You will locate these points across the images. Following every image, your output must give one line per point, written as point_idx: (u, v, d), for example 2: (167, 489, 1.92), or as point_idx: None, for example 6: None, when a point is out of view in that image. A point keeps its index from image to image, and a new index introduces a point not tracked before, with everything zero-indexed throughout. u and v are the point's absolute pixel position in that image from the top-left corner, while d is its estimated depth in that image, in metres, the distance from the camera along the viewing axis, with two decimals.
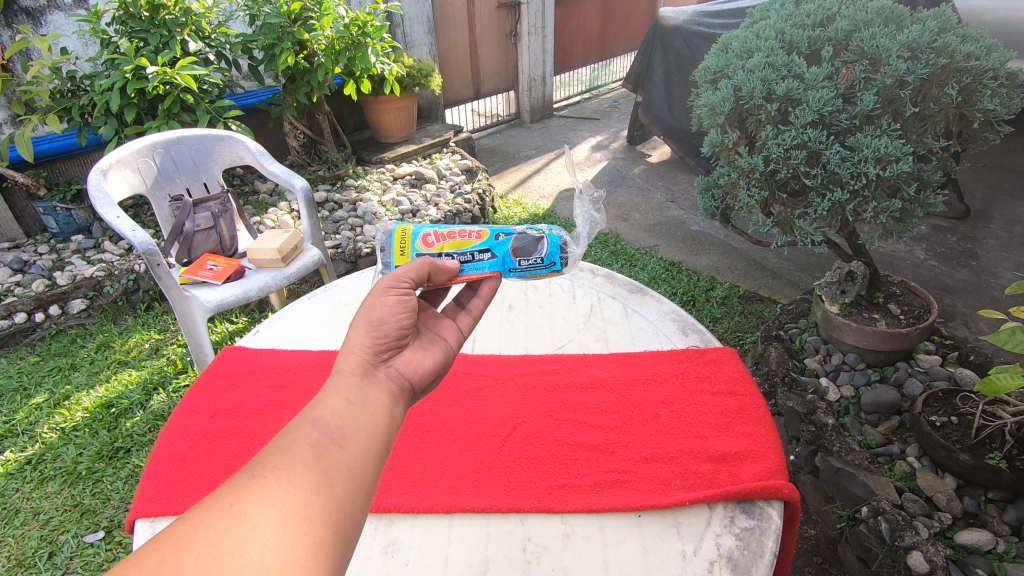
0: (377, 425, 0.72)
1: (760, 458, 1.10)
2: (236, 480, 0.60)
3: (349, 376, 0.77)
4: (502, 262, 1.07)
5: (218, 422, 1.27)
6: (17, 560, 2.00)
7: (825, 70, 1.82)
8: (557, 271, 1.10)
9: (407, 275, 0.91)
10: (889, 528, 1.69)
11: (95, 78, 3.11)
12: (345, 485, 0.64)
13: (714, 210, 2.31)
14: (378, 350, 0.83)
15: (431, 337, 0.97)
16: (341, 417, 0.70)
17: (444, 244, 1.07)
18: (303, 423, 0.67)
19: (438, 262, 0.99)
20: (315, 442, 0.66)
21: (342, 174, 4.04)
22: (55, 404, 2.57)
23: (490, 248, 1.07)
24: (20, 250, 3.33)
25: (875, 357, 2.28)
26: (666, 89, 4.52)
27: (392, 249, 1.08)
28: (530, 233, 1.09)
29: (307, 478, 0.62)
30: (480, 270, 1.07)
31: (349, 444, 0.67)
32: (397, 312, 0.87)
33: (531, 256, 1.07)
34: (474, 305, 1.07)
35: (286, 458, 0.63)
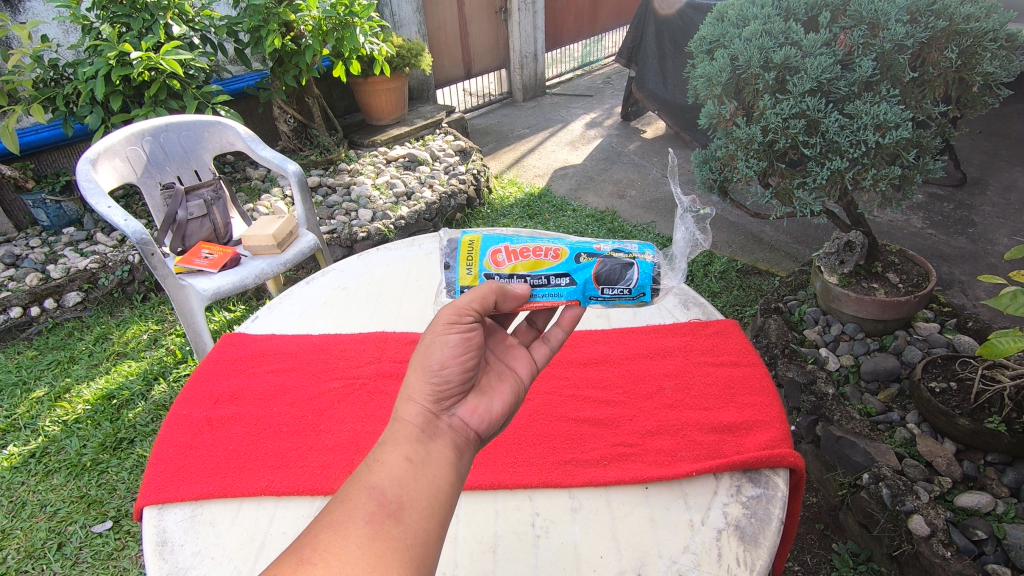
0: (438, 487, 0.72)
1: (764, 427, 1.10)
2: (286, 568, 0.60)
3: (411, 428, 0.78)
4: (582, 289, 1.03)
5: (220, 409, 1.26)
6: (26, 552, 2.01)
7: (823, 36, 1.79)
8: (644, 302, 1.06)
9: (470, 309, 0.88)
10: (890, 494, 1.72)
11: (78, 66, 3.04)
12: (402, 566, 0.64)
13: (712, 183, 2.29)
14: (440, 399, 0.83)
15: (499, 374, 0.96)
16: (399, 483, 0.70)
17: (518, 264, 1.03)
18: (359, 490, 0.68)
19: (506, 286, 0.95)
20: (370, 515, 0.66)
21: (335, 158, 4.00)
22: (55, 397, 2.56)
23: (570, 273, 1.02)
24: (11, 244, 3.30)
25: (874, 327, 2.29)
26: (660, 63, 4.45)
27: (460, 263, 1.05)
28: (620, 258, 1.04)
29: (362, 565, 0.62)
30: (556, 296, 1.04)
31: (406, 517, 0.67)
32: (459, 353, 0.86)
33: (619, 286, 1.02)
34: (554, 337, 1.05)
35: (339, 538, 0.63)
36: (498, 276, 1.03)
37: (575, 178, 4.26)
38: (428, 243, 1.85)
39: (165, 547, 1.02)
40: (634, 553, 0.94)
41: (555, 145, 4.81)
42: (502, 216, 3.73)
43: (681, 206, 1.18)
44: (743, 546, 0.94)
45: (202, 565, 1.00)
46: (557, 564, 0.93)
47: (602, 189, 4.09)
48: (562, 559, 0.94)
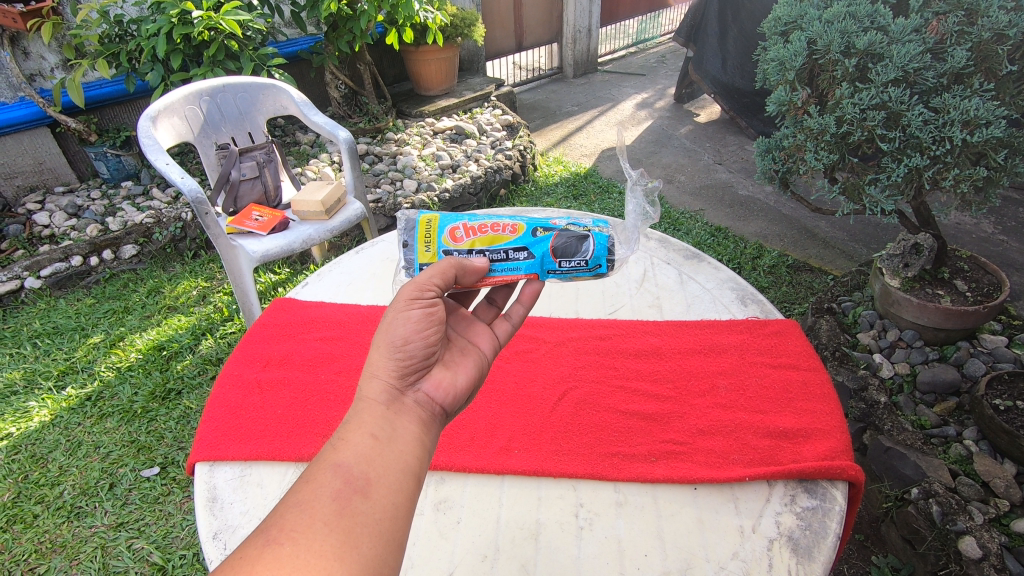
0: (407, 460, 0.70)
1: (824, 436, 1.05)
2: (250, 550, 0.57)
3: (376, 405, 0.75)
4: (539, 262, 1.01)
5: (270, 371, 1.28)
6: (81, 489, 2.13)
7: (913, 22, 1.66)
8: (601, 274, 1.04)
9: (431, 284, 0.87)
10: (941, 512, 1.64)
11: (141, 23, 3.10)
12: (373, 541, 0.62)
13: (773, 173, 2.18)
14: (404, 374, 0.80)
15: (463, 350, 0.94)
16: (366, 459, 0.68)
17: (476, 239, 1.00)
18: (325, 469, 0.66)
19: (464, 261, 0.94)
20: (338, 492, 0.64)
21: (382, 127, 4.00)
22: (110, 344, 2.68)
23: (527, 246, 1.01)
24: (74, 195, 3.43)
25: (935, 335, 2.17)
26: (720, 44, 4.26)
27: (417, 243, 1.01)
28: (573, 231, 1.03)
29: (328, 543, 0.60)
30: (515, 271, 1.02)
31: (374, 492, 0.65)
32: (422, 328, 0.84)
33: (573, 257, 1.01)
34: (516, 314, 1.04)
35: (305, 517, 0.61)
36: (457, 252, 1.00)
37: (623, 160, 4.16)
38: None
39: (215, 504, 1.05)
40: (680, 554, 0.91)
41: (604, 124, 4.69)
42: (546, 194, 3.67)
43: (631, 176, 1.12)
44: (796, 559, 0.91)
45: (250, 525, 1.02)
46: (601, 558, 0.92)
47: (650, 172, 3.99)
48: (606, 554, 0.92)
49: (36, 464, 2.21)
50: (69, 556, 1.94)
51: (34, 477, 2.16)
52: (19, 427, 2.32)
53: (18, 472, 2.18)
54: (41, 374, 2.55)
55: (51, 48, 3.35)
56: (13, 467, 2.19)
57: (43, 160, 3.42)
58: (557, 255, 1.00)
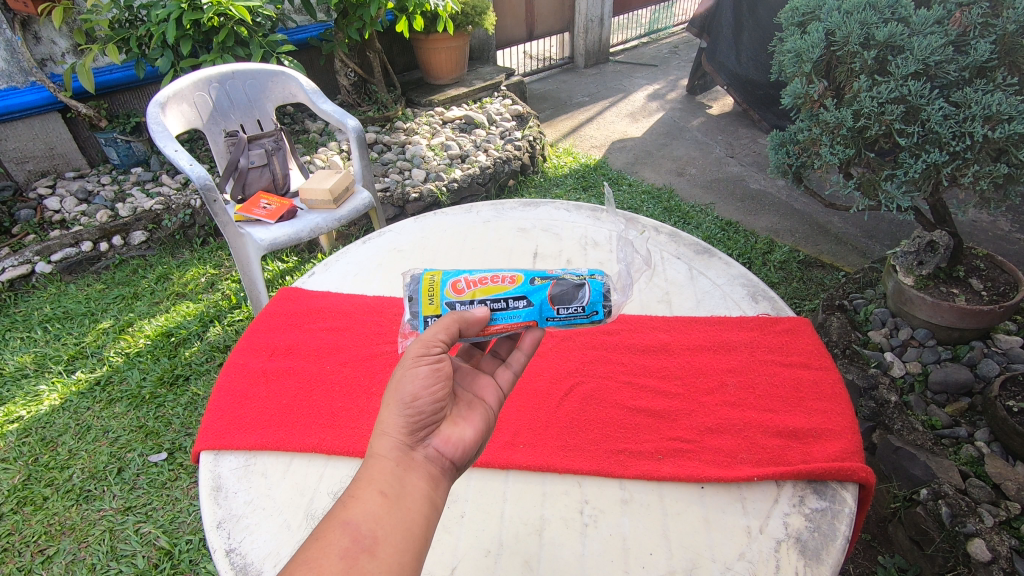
0: (414, 520, 0.72)
1: (834, 437, 1.04)
2: None
3: (385, 462, 0.76)
4: (539, 310, 0.95)
5: (276, 361, 1.28)
6: (90, 472, 2.15)
7: (935, 13, 1.62)
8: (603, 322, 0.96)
9: (438, 340, 0.85)
10: (950, 513, 1.62)
11: (151, 8, 3.08)
12: None
13: (787, 168, 2.15)
14: (414, 431, 0.80)
15: (470, 399, 0.94)
16: (374, 518, 0.70)
17: (476, 290, 0.96)
18: (334, 527, 0.69)
19: (465, 314, 0.90)
20: (346, 549, 0.67)
21: (391, 116, 3.98)
22: (119, 330, 2.70)
23: (525, 294, 0.95)
24: (85, 180, 3.45)
25: (948, 334, 2.14)
26: (734, 34, 4.19)
27: (419, 295, 0.97)
28: (571, 278, 0.97)
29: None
30: (514, 320, 0.96)
31: (380, 550, 0.68)
32: (430, 384, 0.83)
33: (572, 303, 0.95)
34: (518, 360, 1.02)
35: (314, 575, 0.64)
36: (458, 304, 0.96)
37: (633, 152, 4.11)
38: (486, 211, 1.78)
39: (220, 492, 1.05)
40: (686, 553, 0.90)
41: (615, 115, 4.64)
42: (555, 186, 3.65)
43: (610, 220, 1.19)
44: (803, 560, 0.89)
45: (254, 514, 1.02)
46: (606, 556, 0.91)
47: (660, 164, 3.94)
48: (611, 551, 0.91)
49: (46, 447, 2.23)
50: (78, 538, 1.96)
51: (44, 460, 2.19)
52: (29, 411, 2.35)
53: (28, 454, 2.20)
54: (51, 359, 2.57)
55: (62, 33, 3.35)
56: (23, 450, 2.21)
57: (54, 145, 3.43)
58: (556, 300, 0.94)
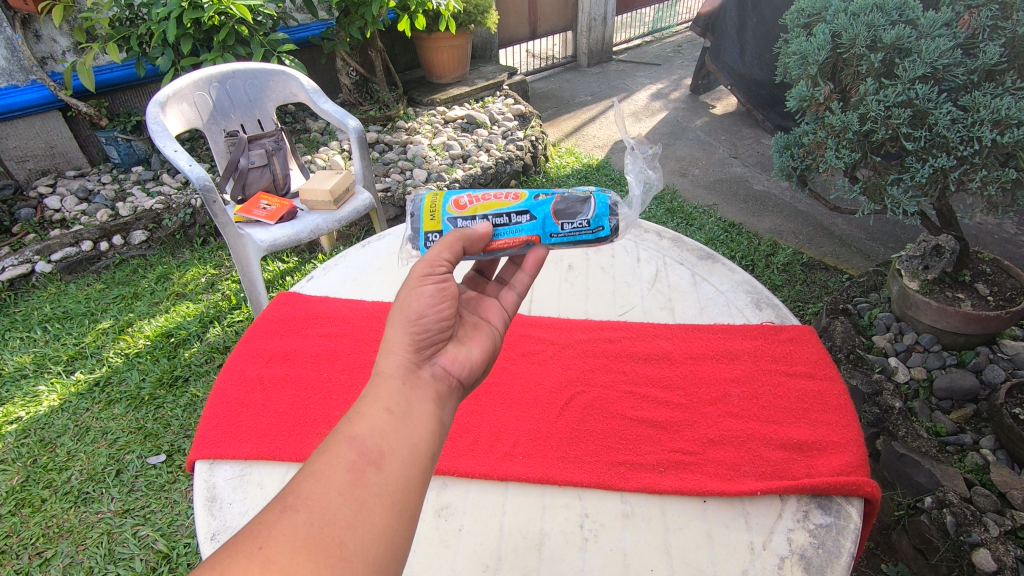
0: (422, 435, 0.71)
1: (839, 450, 1.02)
2: (267, 516, 0.60)
3: (392, 378, 0.75)
4: (542, 225, 1.03)
5: (273, 368, 1.26)
6: (89, 474, 2.14)
7: (944, 15, 1.59)
8: (603, 237, 1.05)
9: (441, 260, 0.87)
10: (955, 522, 1.60)
11: (152, 6, 3.07)
12: (385, 512, 0.63)
13: (791, 171, 2.13)
14: (420, 347, 0.80)
15: (475, 325, 0.94)
16: (381, 433, 0.68)
17: (478, 206, 1.04)
18: (339, 441, 0.66)
19: (468, 231, 0.95)
20: (352, 463, 0.65)
21: (393, 115, 3.97)
22: (119, 330, 2.69)
23: (529, 210, 1.03)
24: (85, 179, 3.44)
25: (953, 339, 2.12)
26: (739, 34, 4.16)
27: (423, 215, 1.06)
28: (574, 195, 1.05)
29: (341, 513, 0.61)
30: (518, 234, 1.04)
31: (388, 464, 0.66)
32: (436, 302, 0.84)
33: (575, 218, 1.03)
34: (520, 281, 1.06)
35: (320, 487, 0.62)
36: (461, 220, 1.04)
37: None
38: None
39: (215, 504, 1.04)
40: (688, 570, 0.89)
41: (618, 115, 4.62)
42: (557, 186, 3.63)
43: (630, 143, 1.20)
44: None
45: None
46: (606, 572, 0.89)
47: (663, 165, 3.92)
48: (612, 567, 0.90)
49: (45, 448, 2.22)
50: (76, 541, 1.95)
51: (43, 462, 2.18)
52: (28, 411, 2.34)
53: (27, 456, 2.19)
54: (50, 359, 2.56)
55: (62, 31, 3.34)
56: (22, 451, 2.20)
57: (55, 143, 3.42)
58: (558, 216, 1.02)
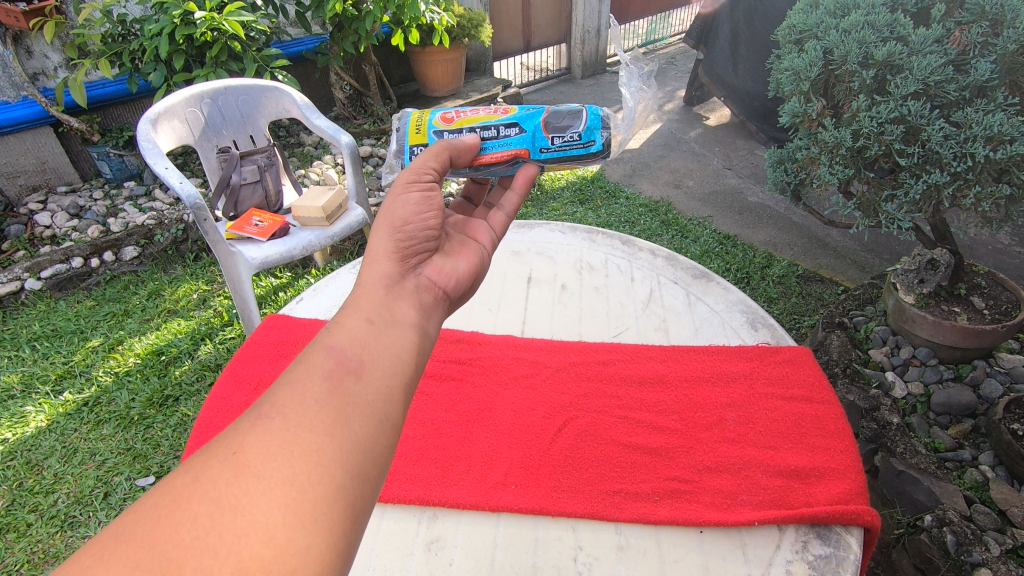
0: (401, 346, 0.71)
1: (838, 477, 1.00)
2: (243, 424, 0.59)
3: (375, 289, 0.78)
4: (531, 137, 1.14)
5: (260, 395, 1.23)
6: (75, 498, 2.10)
7: (935, 32, 1.59)
8: (594, 150, 1.14)
9: (427, 168, 0.95)
10: (956, 541, 1.58)
11: (145, 22, 3.07)
12: (364, 421, 0.63)
13: (785, 185, 2.12)
14: (406, 254, 0.86)
15: (461, 243, 1.01)
16: (360, 342, 0.68)
17: (467, 119, 1.16)
18: (317, 351, 0.66)
19: (452, 141, 1.05)
20: (330, 372, 0.65)
21: (387, 128, 3.97)
22: (109, 348, 2.65)
23: (518, 123, 1.14)
24: (77, 194, 3.41)
25: (950, 353, 2.11)
26: (731, 46, 4.18)
27: (412, 129, 1.18)
28: (565, 110, 1.14)
29: (319, 416, 0.60)
30: (506, 146, 1.15)
31: (366, 374, 0.66)
32: (421, 211, 0.91)
33: (561, 131, 1.13)
34: (509, 202, 1.16)
35: (297, 394, 0.61)
36: (448, 132, 1.17)
37: (630, 164, 4.09)
38: None
39: None
40: None
41: None
42: (551, 199, 3.62)
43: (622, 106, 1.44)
44: None
45: None
46: None
47: (658, 176, 3.92)
48: None
49: (31, 471, 2.18)
50: None
51: (29, 485, 2.13)
52: (15, 433, 2.30)
53: (13, 479, 2.15)
54: (39, 379, 2.53)
55: (54, 47, 3.33)
56: (8, 474, 2.16)
57: (46, 159, 3.39)
58: (547, 128, 1.13)
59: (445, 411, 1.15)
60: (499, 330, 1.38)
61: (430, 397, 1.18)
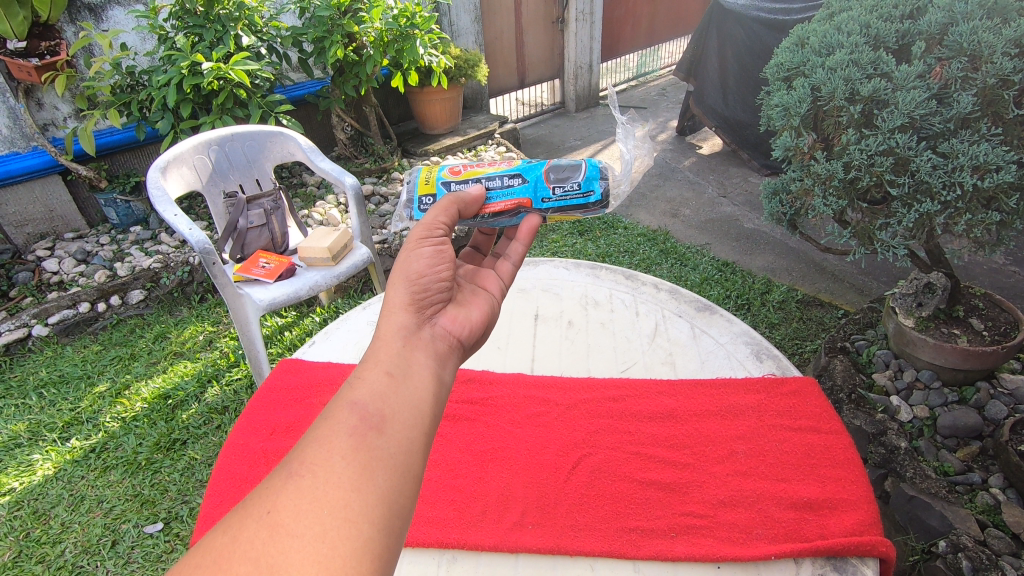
0: (420, 398, 0.73)
1: (851, 508, 1.01)
2: (274, 482, 0.61)
3: (393, 342, 0.80)
4: (533, 188, 1.19)
5: (277, 440, 1.25)
6: (83, 547, 2.08)
7: (916, 69, 1.66)
8: (592, 200, 1.20)
9: (438, 223, 0.98)
10: (972, 567, 1.57)
11: (153, 73, 3.17)
12: (388, 475, 0.65)
13: (781, 216, 2.18)
14: (421, 306, 0.88)
15: (473, 291, 1.03)
16: (380, 397, 0.70)
17: (472, 172, 1.22)
18: (341, 407, 0.68)
19: (462, 194, 1.08)
20: (354, 428, 0.66)
21: (388, 167, 4.05)
22: (115, 393, 2.66)
23: (521, 174, 1.20)
24: (83, 240, 3.47)
25: (953, 376, 2.13)
26: (721, 78, 4.31)
27: (418, 183, 1.24)
28: (565, 163, 1.21)
29: (346, 473, 0.62)
30: (510, 196, 1.20)
31: (388, 428, 0.68)
32: (434, 264, 0.93)
33: (562, 184, 1.19)
34: (514, 250, 1.16)
35: (324, 451, 0.64)
36: (453, 183, 1.22)
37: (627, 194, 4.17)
38: None
39: None
40: None
41: (607, 158, 4.73)
42: (551, 231, 3.68)
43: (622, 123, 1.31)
44: None
45: None
46: None
47: (654, 206, 3.99)
48: None
49: (38, 521, 2.17)
50: None
51: (36, 535, 2.12)
52: (21, 482, 2.29)
53: (19, 529, 2.13)
54: (46, 426, 2.52)
55: (65, 98, 3.43)
56: (14, 525, 2.15)
57: (54, 207, 3.45)
58: (551, 181, 1.19)
59: (460, 452, 1.17)
60: (509, 368, 1.40)
61: (444, 438, 1.20)
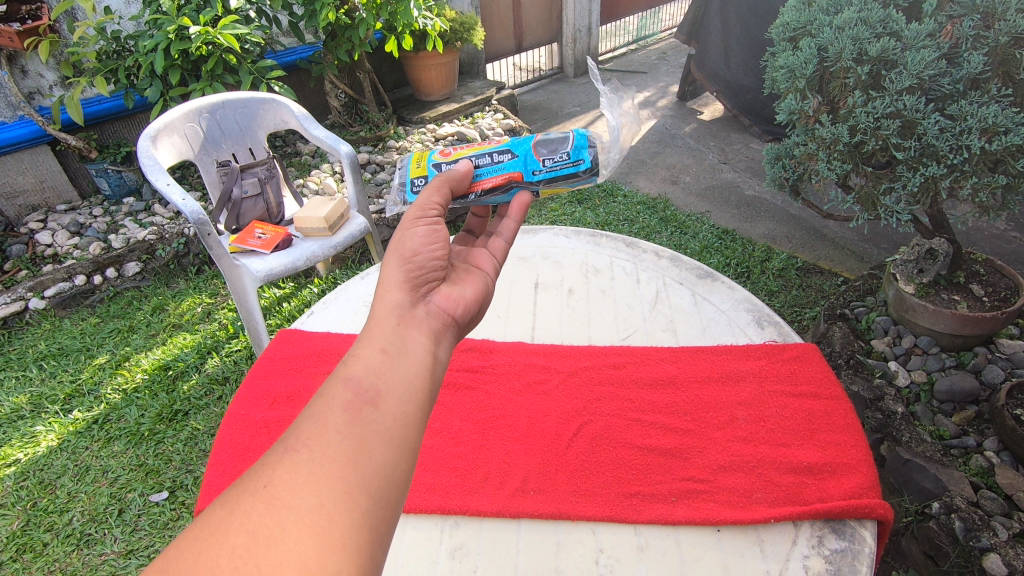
0: (415, 373, 0.72)
1: (850, 472, 1.02)
2: (270, 456, 0.60)
3: (388, 319, 0.79)
4: (523, 161, 1.16)
5: (278, 410, 1.24)
6: (90, 515, 2.11)
7: (927, 27, 1.61)
8: (583, 169, 1.17)
9: (432, 204, 0.97)
10: (964, 528, 1.60)
11: (138, 38, 3.07)
12: (384, 447, 0.64)
13: (783, 181, 2.14)
14: (416, 283, 0.87)
15: (467, 271, 1.01)
16: (375, 372, 0.70)
17: (461, 152, 1.19)
18: (336, 382, 0.67)
19: (450, 172, 1.09)
20: (349, 403, 0.66)
21: (383, 135, 3.98)
22: (116, 365, 2.67)
23: (510, 149, 1.17)
24: (76, 212, 3.42)
25: (951, 341, 2.13)
26: (723, 41, 4.20)
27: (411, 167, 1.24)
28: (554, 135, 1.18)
29: (341, 446, 0.62)
30: (500, 171, 1.17)
31: (384, 402, 0.67)
32: (428, 243, 0.92)
33: (551, 154, 1.16)
34: (507, 226, 1.15)
35: (319, 426, 0.63)
36: (444, 163, 1.20)
37: (626, 161, 4.11)
38: None
39: None
40: None
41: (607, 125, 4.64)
42: (550, 199, 3.65)
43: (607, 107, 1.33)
44: None
45: None
46: None
47: (654, 173, 3.94)
48: None
49: (45, 491, 2.19)
50: None
51: (43, 504, 2.15)
52: (26, 453, 2.31)
53: (27, 499, 2.16)
54: (47, 398, 2.54)
55: (49, 66, 3.33)
56: (22, 495, 2.17)
57: (45, 178, 3.39)
58: (539, 153, 1.16)
59: (461, 420, 1.17)
60: (509, 337, 1.39)
61: (445, 407, 1.20)
